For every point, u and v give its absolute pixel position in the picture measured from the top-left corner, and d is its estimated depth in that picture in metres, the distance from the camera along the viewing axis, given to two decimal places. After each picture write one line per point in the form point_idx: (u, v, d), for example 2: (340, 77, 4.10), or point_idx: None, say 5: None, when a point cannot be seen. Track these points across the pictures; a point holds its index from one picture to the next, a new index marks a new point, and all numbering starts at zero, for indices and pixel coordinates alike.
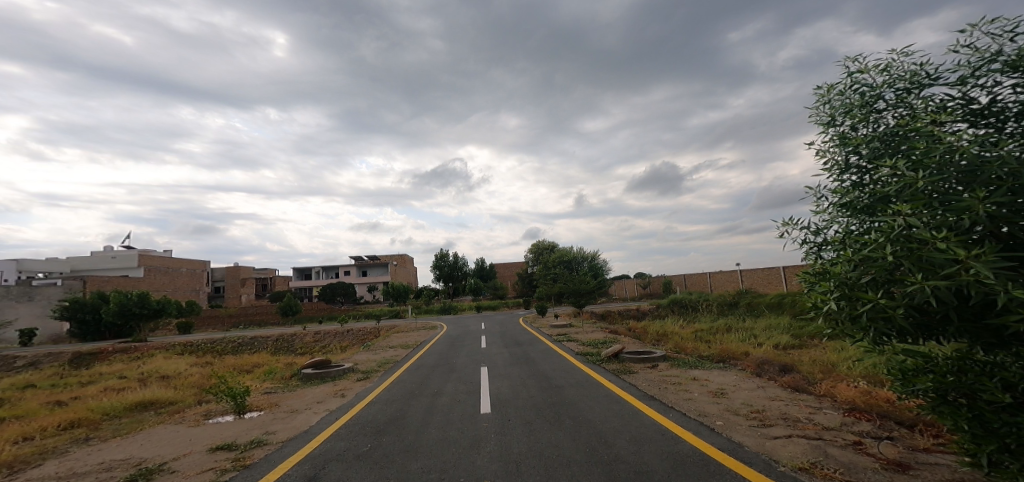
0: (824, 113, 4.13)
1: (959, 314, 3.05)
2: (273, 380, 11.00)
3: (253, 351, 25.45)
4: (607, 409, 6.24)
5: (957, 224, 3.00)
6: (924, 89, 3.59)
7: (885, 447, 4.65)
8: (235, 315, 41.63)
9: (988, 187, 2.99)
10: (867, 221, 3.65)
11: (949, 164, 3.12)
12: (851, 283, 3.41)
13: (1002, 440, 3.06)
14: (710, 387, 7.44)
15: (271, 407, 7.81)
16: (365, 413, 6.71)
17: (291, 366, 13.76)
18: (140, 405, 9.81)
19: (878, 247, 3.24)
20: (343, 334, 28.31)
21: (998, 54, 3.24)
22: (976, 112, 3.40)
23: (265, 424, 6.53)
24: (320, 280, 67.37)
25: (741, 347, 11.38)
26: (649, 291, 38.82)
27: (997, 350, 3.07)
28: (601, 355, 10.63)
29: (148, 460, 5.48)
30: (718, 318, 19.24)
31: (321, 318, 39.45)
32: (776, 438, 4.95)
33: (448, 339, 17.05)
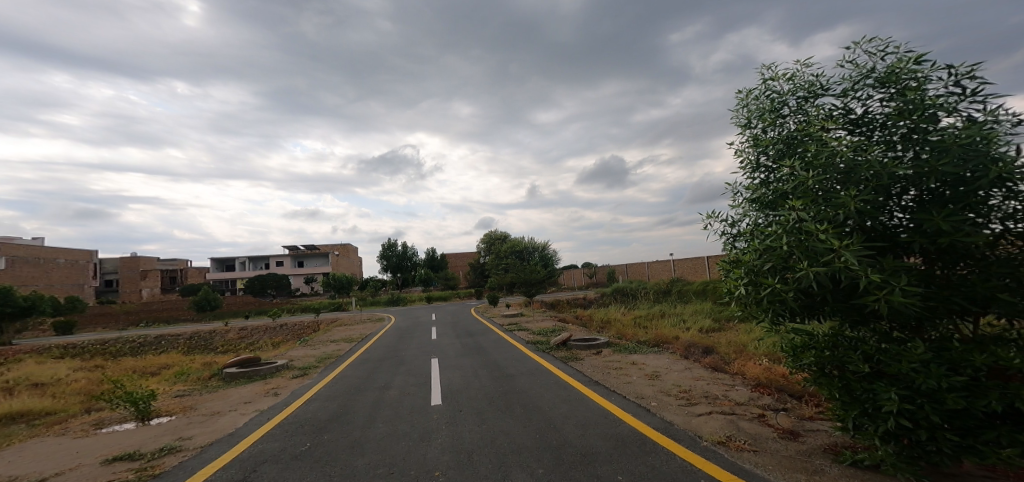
0: (742, 116, 4.49)
1: (836, 296, 3.54)
2: (186, 382, 10.04)
3: (154, 351, 23.00)
4: (553, 396, 6.44)
5: (836, 218, 3.45)
6: (818, 98, 4.04)
7: (781, 418, 5.25)
8: (136, 312, 37.36)
9: (860, 186, 3.46)
10: (769, 215, 4.07)
11: (832, 165, 3.56)
12: (756, 270, 3.78)
13: (862, 406, 3.51)
14: (646, 370, 7.90)
15: (184, 411, 7.14)
16: (301, 412, 6.35)
17: (206, 366, 12.68)
18: (7, 418, 8.50)
19: (776, 237, 3.63)
20: (277, 330, 26.22)
21: (872, 71, 3.72)
22: (855, 121, 3.88)
23: (180, 429, 5.95)
24: (236, 272, 62.30)
25: (673, 332, 12.21)
26: (595, 281, 40.17)
27: (860, 327, 3.65)
28: (550, 343, 10.91)
29: (22, 477, 4.80)
30: (654, 304, 20.36)
31: (242, 312, 36.61)
32: (700, 415, 5.40)
33: (396, 331, 16.64)
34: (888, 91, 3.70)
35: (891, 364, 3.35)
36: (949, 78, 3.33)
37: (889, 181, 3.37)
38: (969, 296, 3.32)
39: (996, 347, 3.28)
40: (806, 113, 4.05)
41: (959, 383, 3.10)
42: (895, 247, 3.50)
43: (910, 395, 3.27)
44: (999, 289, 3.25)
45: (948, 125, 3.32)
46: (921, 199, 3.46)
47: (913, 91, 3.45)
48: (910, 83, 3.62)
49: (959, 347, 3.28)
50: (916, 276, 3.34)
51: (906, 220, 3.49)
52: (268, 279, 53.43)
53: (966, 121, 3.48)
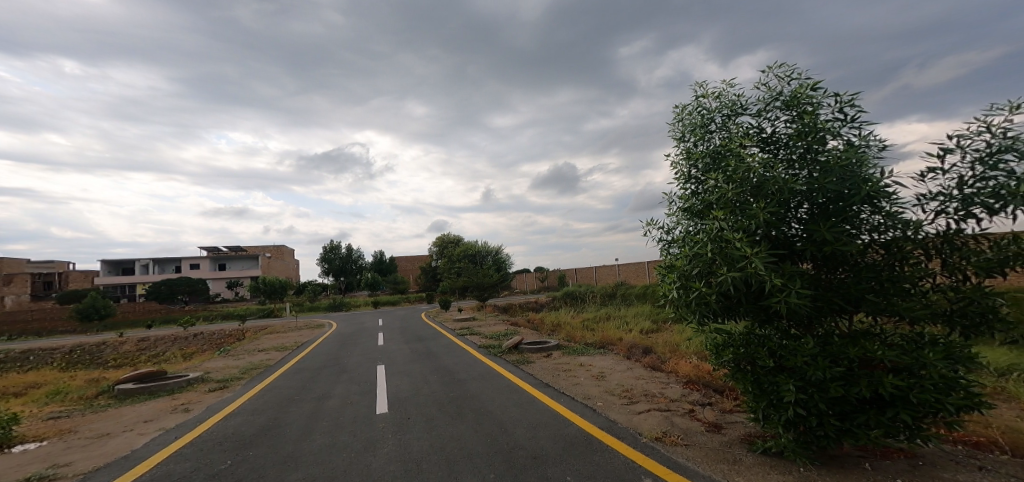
0: (677, 130, 4.74)
1: (747, 298, 3.86)
2: (66, 402, 8.87)
3: (32, 368, 20.07)
4: (504, 400, 6.41)
5: (749, 228, 3.76)
6: (737, 116, 4.36)
7: (708, 412, 5.61)
8: (13, 323, 32.67)
9: (768, 198, 3.80)
10: (693, 223, 4.35)
11: (747, 179, 3.88)
12: (687, 275, 4.03)
13: (768, 398, 3.82)
14: (593, 371, 8.09)
15: (63, 435, 6.30)
16: (220, 428, 5.83)
17: (93, 383, 11.26)
18: None
19: (702, 245, 3.90)
20: (184, 339, 24.02)
21: (780, 94, 4.10)
22: (765, 140, 4.24)
23: (53, 456, 5.23)
24: (142, 277, 56.29)
25: (617, 333, 12.63)
26: (546, 284, 40.58)
27: (766, 325, 3.99)
28: (502, 346, 10.83)
29: None
30: (601, 307, 20.86)
31: (148, 321, 33.07)
32: (639, 413, 5.62)
33: (337, 337, 15.85)
34: (793, 114, 4.09)
35: (789, 359, 3.71)
36: (838, 105, 3.73)
37: (788, 195, 3.73)
38: (845, 297, 3.75)
39: (864, 341, 3.76)
40: (728, 130, 4.36)
41: (838, 372, 3.53)
42: (792, 254, 3.88)
43: (803, 386, 3.65)
44: (867, 290, 3.71)
45: (832, 148, 3.74)
46: (812, 212, 3.86)
47: (806, 116, 3.84)
48: (807, 108, 4.02)
49: (838, 342, 3.71)
50: (806, 280, 3.73)
51: (800, 231, 3.88)
52: (178, 283, 48.41)
53: (846, 144, 3.93)
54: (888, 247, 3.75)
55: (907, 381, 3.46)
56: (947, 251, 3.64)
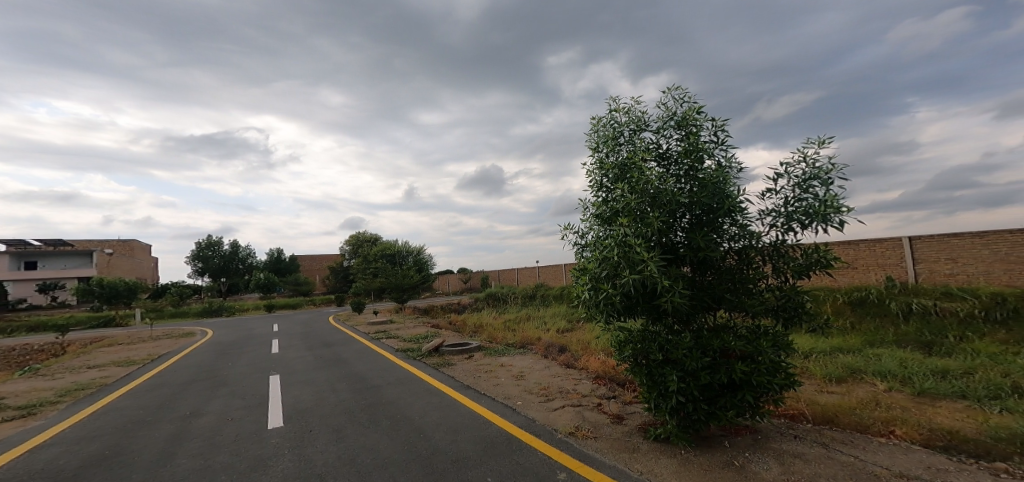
0: (591, 139, 4.89)
1: (644, 298, 4.28)
2: None
3: None
4: (425, 404, 6.42)
5: (647, 235, 4.16)
6: (641, 132, 4.63)
7: (614, 404, 6.04)
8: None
9: (662, 209, 4.25)
10: (600, 228, 4.61)
11: (646, 190, 4.29)
12: (597, 277, 4.34)
13: (658, 389, 4.27)
14: (513, 371, 8.17)
15: None
16: (20, 464, 4.94)
17: None
18: None
19: (610, 250, 4.23)
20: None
21: (674, 115, 4.57)
22: (661, 155, 4.69)
23: None
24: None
25: (536, 333, 13.02)
26: (469, 286, 40.47)
27: (657, 322, 4.44)
28: (421, 349, 10.54)
29: None
30: (522, 308, 21.26)
31: None
32: (556, 409, 5.88)
33: (216, 348, 14.17)
34: (682, 134, 4.60)
35: (673, 352, 4.19)
36: (715, 130, 4.31)
37: (676, 207, 4.21)
38: (713, 296, 4.33)
39: (723, 334, 4.35)
40: (634, 144, 4.61)
41: (707, 362, 4.08)
42: (677, 259, 4.36)
43: (685, 376, 4.13)
44: (726, 291, 4.35)
45: (708, 167, 4.31)
46: (694, 222, 4.38)
47: (690, 138, 4.36)
48: (692, 130, 4.57)
49: (707, 335, 4.27)
50: (686, 282, 4.24)
51: (684, 238, 4.39)
52: None
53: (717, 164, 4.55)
54: (740, 254, 4.40)
55: (751, 366, 4.12)
56: (774, 257, 4.33)
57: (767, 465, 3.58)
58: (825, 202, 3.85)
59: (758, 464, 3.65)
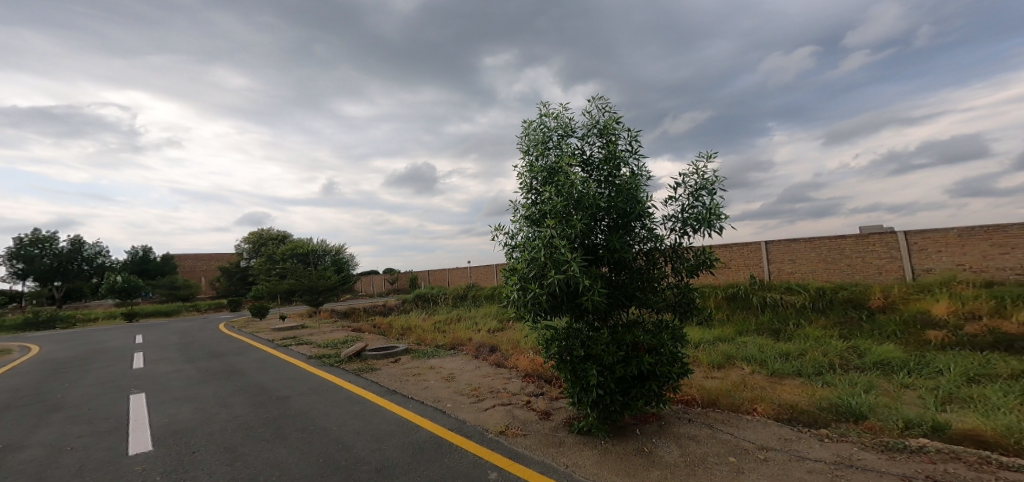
0: (521, 142, 4.58)
1: (567, 298, 4.12)
2: None
3: None
4: (343, 413, 5.59)
5: (572, 236, 4.00)
6: (567, 137, 4.44)
7: (541, 400, 5.51)
8: None
9: (586, 211, 4.12)
10: (528, 229, 4.30)
11: (571, 193, 4.12)
12: (524, 277, 4.10)
13: (579, 385, 4.09)
14: (442, 373, 7.40)
15: None
16: None
17: None
18: None
19: (536, 250, 4.01)
20: None
21: (598, 122, 4.48)
22: (585, 161, 4.58)
23: None
24: None
25: (467, 334, 12.77)
26: (397, 287, 39.29)
27: (579, 319, 4.31)
28: (339, 356, 9.61)
29: None
30: (453, 309, 21.25)
31: None
32: (486, 409, 5.25)
33: (69, 360, 11.52)
34: (604, 141, 4.54)
35: (592, 347, 4.07)
36: (632, 139, 4.29)
37: (596, 210, 4.13)
38: (626, 294, 4.38)
39: (635, 329, 4.39)
40: (561, 148, 4.38)
41: (621, 356, 4.05)
42: (596, 260, 4.29)
43: (604, 371, 4.02)
44: (636, 290, 4.45)
45: (626, 174, 4.27)
46: (613, 224, 4.35)
47: (610, 145, 4.28)
48: (612, 138, 4.51)
49: (622, 330, 4.26)
50: (604, 281, 4.21)
51: (603, 239, 4.33)
52: None
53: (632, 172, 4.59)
54: (648, 255, 4.53)
55: (657, 357, 4.15)
56: (676, 259, 4.60)
57: (670, 449, 3.70)
58: (710, 209, 4.36)
59: (663, 448, 3.75)
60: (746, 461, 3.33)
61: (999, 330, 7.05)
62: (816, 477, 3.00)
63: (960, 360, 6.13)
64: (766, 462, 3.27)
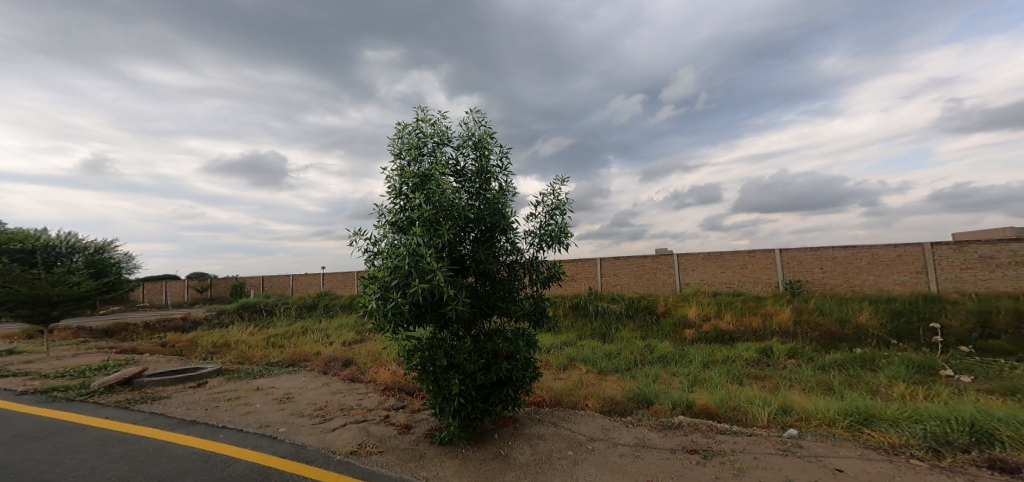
0: (391, 145, 4.27)
1: (431, 307, 3.93)
2: None
3: None
4: (89, 459, 3.91)
5: (439, 245, 3.85)
6: (443, 146, 4.27)
7: (401, 414, 5.22)
8: None
9: (455, 222, 3.98)
10: (393, 235, 4.03)
11: (441, 203, 3.94)
12: (384, 286, 3.83)
13: (441, 394, 4.01)
14: (275, 394, 6.27)
15: None
16: None
17: None
18: None
19: (400, 258, 3.78)
20: None
21: (475, 134, 4.36)
22: (459, 172, 4.46)
23: None
24: None
25: (313, 347, 11.63)
26: (211, 295, 31.70)
27: (442, 328, 4.20)
28: (90, 385, 6.58)
29: None
30: (294, 322, 18.00)
31: None
32: (334, 429, 4.74)
33: None
34: (480, 154, 4.46)
35: (456, 356, 4.00)
36: (504, 155, 4.31)
37: (466, 221, 4.02)
38: (489, 303, 4.39)
39: (496, 338, 4.40)
40: (435, 155, 4.22)
41: (481, 364, 4.05)
42: (462, 270, 4.20)
43: (463, 379, 4.00)
44: (498, 299, 4.49)
45: (495, 189, 4.28)
46: (480, 236, 4.32)
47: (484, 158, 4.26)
48: (486, 152, 4.49)
49: (484, 338, 4.27)
50: (468, 291, 4.13)
51: (470, 249, 4.26)
52: None
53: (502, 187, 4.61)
54: (511, 266, 4.57)
55: (514, 363, 4.27)
56: (534, 271, 4.75)
57: (523, 449, 3.91)
58: (561, 228, 4.88)
59: (518, 449, 3.92)
60: (582, 454, 3.74)
61: (717, 326, 9.49)
62: (625, 459, 3.56)
63: (706, 353, 7.66)
64: (594, 452, 3.74)
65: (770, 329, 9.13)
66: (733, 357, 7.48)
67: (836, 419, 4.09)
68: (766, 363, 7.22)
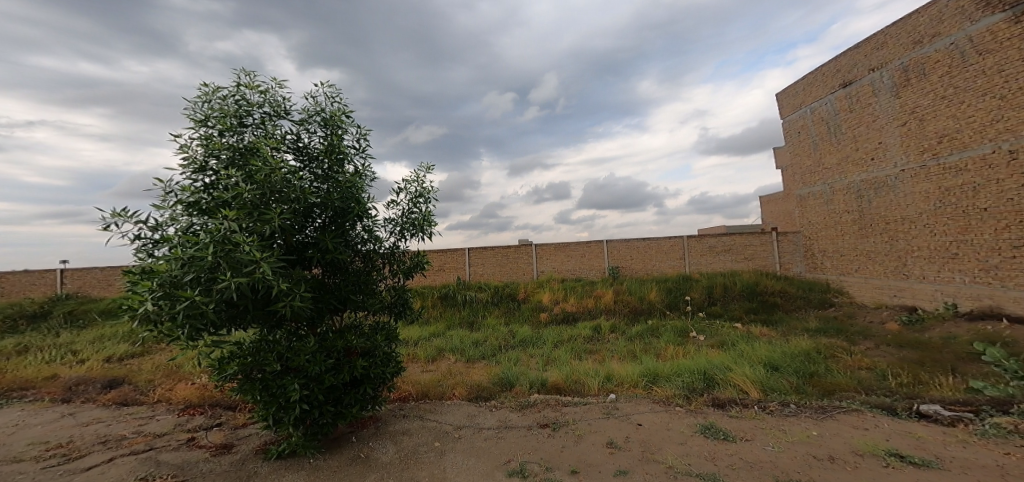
0: (197, 109, 3.44)
1: (254, 304, 3.28)
2: None
3: None
4: None
5: (262, 233, 3.23)
6: (277, 118, 3.65)
7: (213, 434, 4.26)
8: None
9: (286, 207, 3.39)
10: (193, 218, 3.25)
11: (269, 183, 3.31)
12: (175, 282, 3.03)
13: (278, 401, 3.50)
14: None
15: None
16: None
17: None
18: None
19: (203, 247, 3.05)
20: None
21: (323, 110, 3.86)
22: (298, 150, 3.85)
23: None
24: None
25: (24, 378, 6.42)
26: None
27: (275, 329, 3.61)
28: None
29: None
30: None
31: None
32: (91, 467, 3.64)
33: None
34: (328, 134, 3.95)
35: (294, 359, 3.52)
36: (359, 136, 3.90)
37: (303, 206, 3.46)
38: (340, 297, 3.94)
39: (349, 334, 4.00)
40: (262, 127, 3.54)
41: (331, 363, 3.65)
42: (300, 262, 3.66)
43: (307, 381, 3.57)
44: (352, 293, 4.04)
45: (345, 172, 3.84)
46: (327, 223, 3.82)
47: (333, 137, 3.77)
48: (337, 131, 4.00)
49: (332, 336, 3.83)
50: (308, 285, 3.59)
51: (310, 238, 3.73)
52: None
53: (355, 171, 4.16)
54: (367, 256, 4.19)
55: (371, 360, 3.93)
56: (394, 261, 4.49)
57: (385, 448, 3.80)
58: (424, 217, 4.82)
59: (380, 449, 3.79)
60: (448, 443, 3.81)
61: (564, 309, 10.35)
62: (490, 442, 3.72)
63: (557, 333, 8.30)
64: (460, 439, 3.85)
65: (599, 308, 10.33)
66: (575, 335, 8.22)
67: (634, 380, 4.96)
68: (598, 339, 8.06)
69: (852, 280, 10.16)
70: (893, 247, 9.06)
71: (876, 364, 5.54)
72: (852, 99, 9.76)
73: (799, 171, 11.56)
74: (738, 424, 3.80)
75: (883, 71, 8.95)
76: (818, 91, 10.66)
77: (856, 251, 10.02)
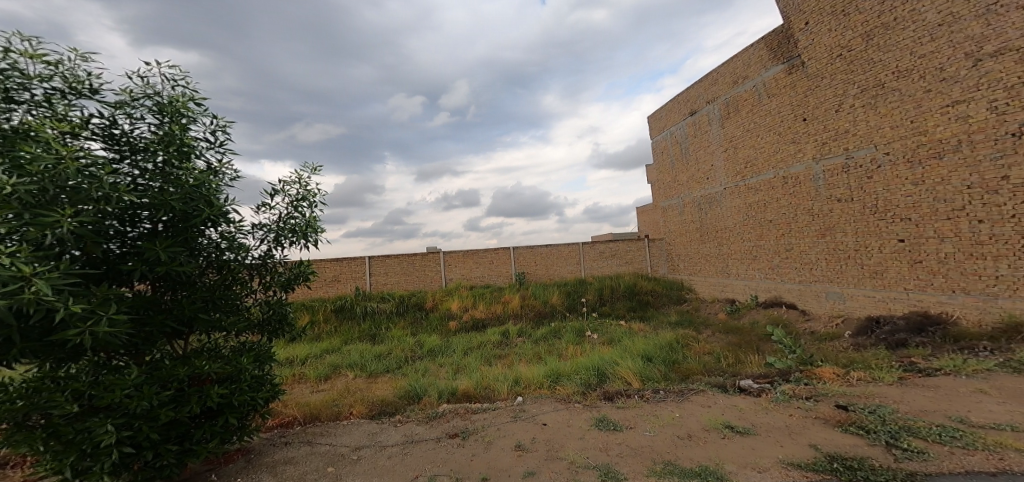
0: None
1: (25, 334, 2.34)
2: None
3: None
4: None
5: (38, 241, 2.31)
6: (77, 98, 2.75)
7: None
8: None
9: (83, 207, 2.51)
10: None
11: (52, 175, 2.40)
12: None
13: (78, 449, 2.63)
14: None
15: None
16: None
17: None
18: None
19: None
20: None
21: (154, 93, 3.03)
22: (113, 138, 2.93)
23: None
24: None
25: None
26: None
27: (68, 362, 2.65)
28: None
29: None
30: None
31: None
32: None
33: None
34: (161, 122, 3.08)
35: (102, 397, 2.65)
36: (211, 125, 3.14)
37: (112, 206, 2.60)
38: (181, 318, 3.11)
39: (196, 359, 3.21)
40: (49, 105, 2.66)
41: (167, 396, 2.86)
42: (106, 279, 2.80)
43: (128, 421, 2.75)
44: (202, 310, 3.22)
45: (190, 164, 3.03)
46: (161, 226, 2.97)
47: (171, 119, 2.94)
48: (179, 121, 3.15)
49: (169, 363, 3.01)
50: (125, 305, 2.71)
51: (124, 248, 2.86)
52: None
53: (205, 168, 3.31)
54: (222, 267, 3.40)
55: (233, 386, 3.24)
56: (264, 272, 3.78)
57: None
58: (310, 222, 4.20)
59: None
60: (343, 467, 3.54)
61: (474, 316, 10.35)
62: (394, 460, 3.55)
63: (466, 341, 8.24)
64: (358, 461, 3.61)
65: (508, 313, 10.49)
66: (485, 341, 8.24)
67: (540, 381, 5.09)
68: (507, 343, 8.16)
69: (696, 279, 11.49)
70: (721, 251, 10.42)
71: (714, 348, 6.31)
72: (696, 126, 11.00)
73: (662, 185, 12.72)
74: (621, 414, 4.07)
75: (714, 105, 10.21)
76: (675, 116, 11.84)
77: (698, 256, 11.34)
